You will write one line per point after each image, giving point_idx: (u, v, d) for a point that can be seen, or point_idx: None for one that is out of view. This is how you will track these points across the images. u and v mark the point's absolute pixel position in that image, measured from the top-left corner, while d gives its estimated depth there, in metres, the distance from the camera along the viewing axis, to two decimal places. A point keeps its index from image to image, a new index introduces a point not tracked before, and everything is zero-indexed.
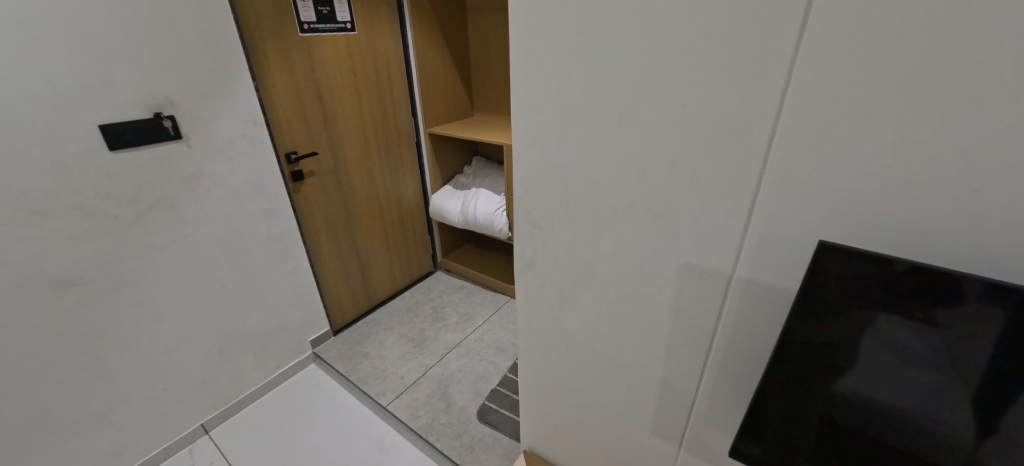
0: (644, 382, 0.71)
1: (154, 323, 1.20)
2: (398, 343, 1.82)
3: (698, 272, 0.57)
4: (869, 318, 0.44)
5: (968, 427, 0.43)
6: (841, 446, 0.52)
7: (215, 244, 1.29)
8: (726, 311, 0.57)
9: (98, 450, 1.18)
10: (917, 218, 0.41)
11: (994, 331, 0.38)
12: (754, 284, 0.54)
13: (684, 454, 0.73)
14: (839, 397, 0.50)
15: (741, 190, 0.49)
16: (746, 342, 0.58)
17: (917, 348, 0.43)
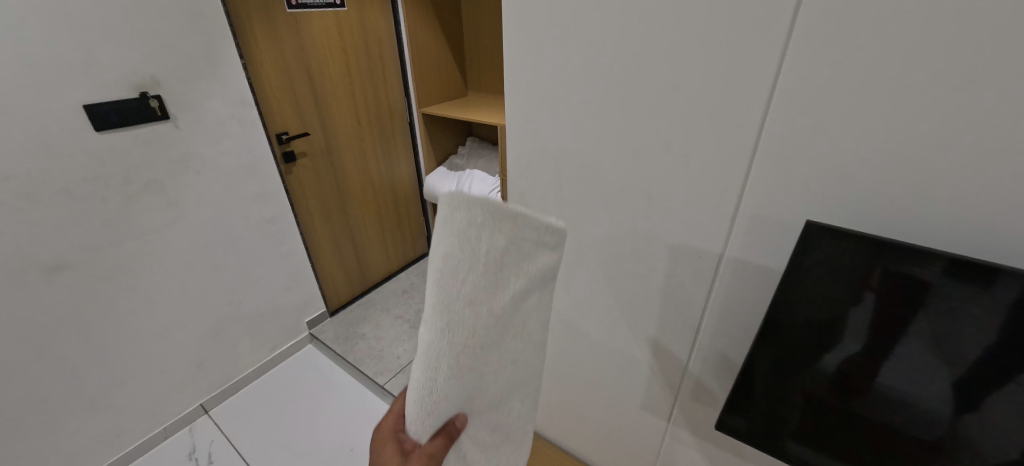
0: (635, 361, 0.73)
1: (147, 307, 1.20)
2: (394, 324, 1.84)
3: (689, 253, 0.58)
4: (858, 296, 0.45)
5: (948, 402, 0.45)
6: (825, 419, 0.54)
7: (207, 228, 1.28)
8: (715, 292, 0.58)
9: (97, 431, 1.19)
10: (908, 199, 0.42)
11: (979, 310, 0.39)
12: (743, 265, 0.54)
13: (673, 430, 0.75)
14: (825, 372, 0.51)
15: (735, 173, 0.50)
16: (735, 322, 0.59)
17: (902, 328, 0.44)
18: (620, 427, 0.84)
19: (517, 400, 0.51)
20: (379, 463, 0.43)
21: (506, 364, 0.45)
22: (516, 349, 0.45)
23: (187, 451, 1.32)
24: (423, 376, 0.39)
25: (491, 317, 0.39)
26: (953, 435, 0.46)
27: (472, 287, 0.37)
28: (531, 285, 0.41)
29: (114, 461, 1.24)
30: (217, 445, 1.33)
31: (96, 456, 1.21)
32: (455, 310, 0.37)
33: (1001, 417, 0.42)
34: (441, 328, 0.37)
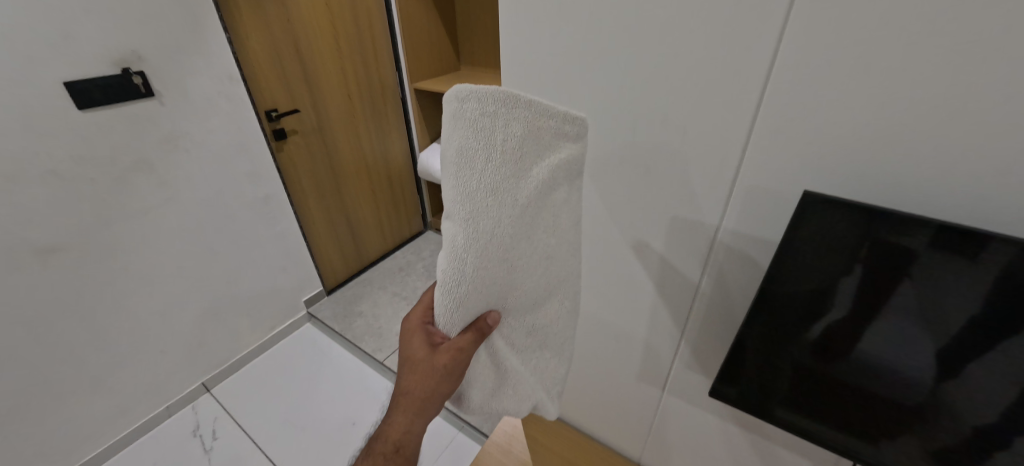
0: (631, 332, 0.74)
1: (144, 288, 1.20)
2: (392, 301, 1.85)
3: (686, 225, 0.58)
4: (850, 265, 0.46)
5: (930, 367, 0.46)
6: (812, 385, 0.56)
7: (201, 208, 1.27)
8: (711, 264, 0.59)
9: (102, 411, 1.21)
10: (906, 168, 0.42)
11: (967, 278, 0.40)
12: (740, 236, 0.55)
13: (668, 398, 0.77)
14: (815, 340, 0.52)
15: (733, 143, 0.49)
16: (730, 293, 0.60)
17: (891, 297, 0.45)
18: (618, 398, 0.86)
19: (551, 301, 0.57)
20: (415, 343, 0.52)
21: (539, 258, 0.51)
22: (547, 242, 0.51)
23: (191, 428, 1.34)
24: (453, 264, 0.44)
25: (515, 207, 0.44)
26: (934, 399, 0.48)
27: (497, 176, 0.42)
28: (553, 174, 0.46)
29: (120, 439, 1.27)
30: (221, 422, 1.35)
31: (101, 435, 1.22)
32: (479, 201, 0.42)
33: (980, 381, 0.44)
34: (469, 219, 0.42)
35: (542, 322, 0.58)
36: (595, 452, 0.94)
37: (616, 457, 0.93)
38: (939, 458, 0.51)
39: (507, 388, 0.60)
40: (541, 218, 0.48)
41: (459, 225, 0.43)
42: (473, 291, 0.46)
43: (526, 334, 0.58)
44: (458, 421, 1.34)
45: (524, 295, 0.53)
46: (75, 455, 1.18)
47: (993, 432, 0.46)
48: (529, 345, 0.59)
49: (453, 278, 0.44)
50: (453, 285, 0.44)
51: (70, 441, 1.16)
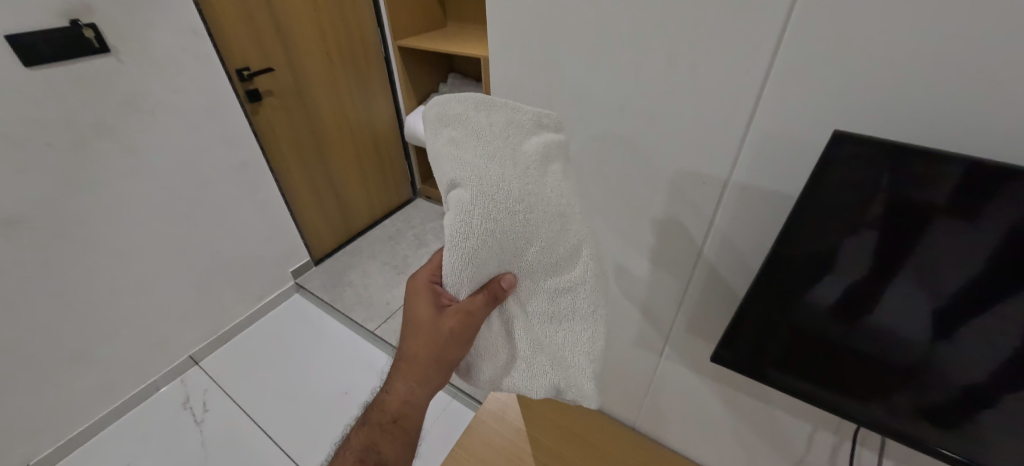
0: (628, 296, 0.72)
1: (120, 261, 1.16)
2: (382, 270, 1.84)
3: (693, 181, 0.54)
4: (859, 218, 0.43)
5: (927, 326, 0.45)
6: (807, 348, 0.54)
7: (174, 175, 1.21)
8: (715, 223, 0.56)
9: (89, 384, 1.20)
10: (926, 112, 0.38)
11: (973, 232, 0.38)
12: (753, 192, 0.51)
13: (664, 363, 0.76)
14: (814, 301, 0.50)
15: (747, 88, 0.45)
16: (734, 253, 0.57)
17: (891, 254, 0.43)
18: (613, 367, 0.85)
19: (576, 265, 0.50)
20: (419, 303, 0.53)
21: (552, 219, 0.46)
22: (559, 203, 0.47)
23: (182, 400, 1.34)
24: (457, 219, 0.43)
25: (516, 168, 0.44)
26: (928, 359, 0.46)
27: (495, 147, 0.44)
28: (548, 146, 0.48)
29: (110, 412, 1.26)
30: (212, 394, 1.35)
31: (90, 408, 1.22)
32: (477, 162, 0.43)
33: (977, 341, 0.42)
34: (468, 176, 0.43)
35: (567, 289, 0.50)
36: (587, 414, 0.94)
37: (608, 419, 0.94)
38: (929, 421, 0.50)
39: (520, 360, 0.53)
40: (546, 181, 0.47)
41: (465, 182, 0.43)
42: (482, 249, 0.44)
43: (548, 300, 0.51)
44: (452, 389, 1.35)
45: (541, 258, 0.48)
46: (64, 429, 1.18)
47: (986, 393, 0.45)
48: (550, 314, 0.51)
49: (460, 233, 0.43)
50: (460, 240, 0.43)
51: (58, 415, 1.16)
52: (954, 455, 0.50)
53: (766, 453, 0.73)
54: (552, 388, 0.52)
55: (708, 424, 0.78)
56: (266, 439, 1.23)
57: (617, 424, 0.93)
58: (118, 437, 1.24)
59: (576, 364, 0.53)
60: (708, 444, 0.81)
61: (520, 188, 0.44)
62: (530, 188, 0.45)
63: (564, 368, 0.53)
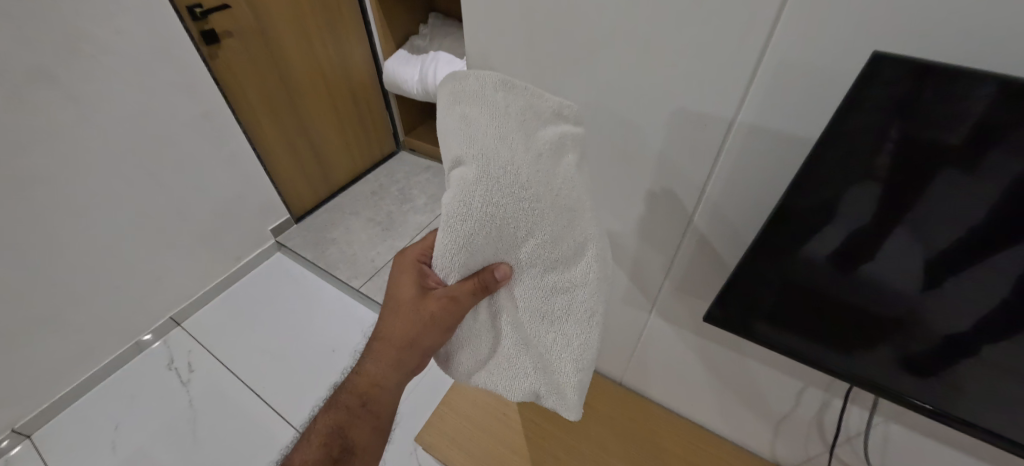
0: (620, 249, 0.68)
1: (81, 221, 1.12)
2: (366, 227, 1.81)
3: (693, 122, 0.48)
4: (867, 165, 0.38)
5: (917, 276, 0.42)
6: (796, 302, 0.52)
7: (127, 129, 1.14)
8: (719, 168, 0.51)
9: (69, 346, 1.21)
10: (929, 41, 0.34)
11: (975, 180, 0.35)
12: (762, 133, 0.45)
13: (654, 320, 0.75)
14: (809, 254, 0.47)
15: (758, 5, 0.38)
16: (739, 201, 0.52)
17: (894, 203, 0.39)
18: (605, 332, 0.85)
19: (580, 264, 0.48)
20: (403, 279, 0.56)
21: (558, 215, 0.44)
22: (567, 197, 0.45)
23: (166, 361, 1.37)
24: (454, 197, 0.41)
25: (530, 153, 0.42)
26: (915, 309, 0.45)
27: (508, 127, 0.41)
28: (565, 135, 0.45)
29: (95, 373, 1.29)
30: (198, 356, 1.38)
31: (72, 371, 1.24)
32: (485, 139, 0.41)
33: (964, 292, 0.41)
34: (473, 155, 0.41)
35: (566, 289, 0.49)
36: None
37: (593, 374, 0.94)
38: (908, 371, 0.50)
39: (505, 356, 0.54)
40: (557, 172, 0.44)
41: (473, 161, 0.40)
42: (478, 232, 0.43)
43: (544, 300, 0.50)
44: None
45: (541, 253, 0.46)
46: (47, 391, 1.21)
47: (967, 345, 0.44)
48: (545, 315, 0.51)
49: (458, 214, 0.41)
50: (457, 222, 0.42)
51: (41, 377, 1.18)
52: (929, 405, 0.50)
53: (750, 406, 0.73)
54: (532, 391, 0.54)
55: (694, 379, 0.78)
56: (255, 396, 1.27)
57: (604, 380, 0.93)
58: (104, 398, 1.29)
59: (561, 370, 0.53)
60: (693, 398, 0.82)
61: (530, 176, 0.41)
62: (538, 176, 0.42)
63: (547, 371, 0.53)
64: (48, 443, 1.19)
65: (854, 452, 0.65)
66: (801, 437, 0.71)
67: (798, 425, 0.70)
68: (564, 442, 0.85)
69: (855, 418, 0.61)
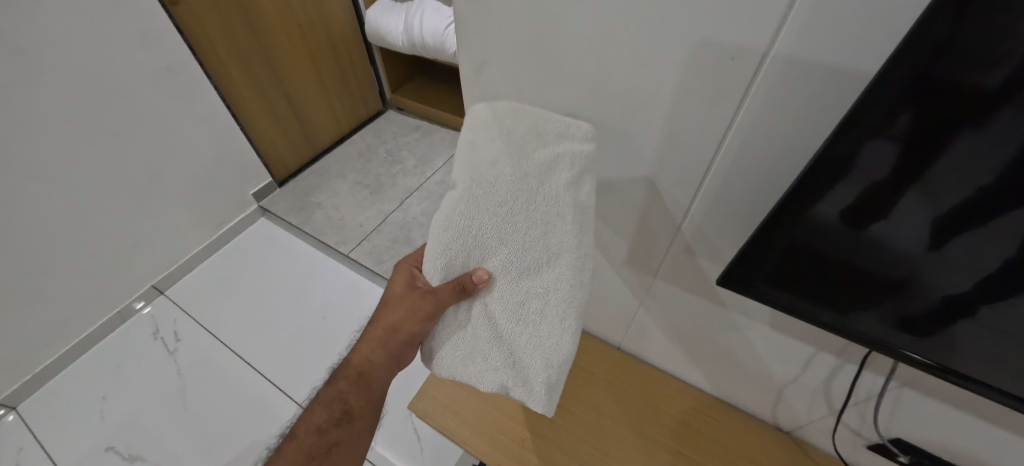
0: (622, 211, 0.61)
1: (40, 186, 1.08)
2: (354, 190, 1.77)
3: (717, 55, 0.39)
4: (906, 113, 0.31)
5: (924, 234, 0.38)
6: (797, 265, 0.47)
7: (82, 84, 1.08)
8: (745, 118, 0.42)
9: (45, 316, 1.19)
10: None
11: (1000, 139, 0.30)
12: (806, 65, 0.35)
13: (660, 284, 0.69)
14: (818, 215, 0.41)
15: None
16: (772, 158, 0.43)
17: (922, 154, 0.33)
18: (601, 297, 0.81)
19: (555, 272, 0.49)
20: (396, 282, 0.61)
21: (530, 226, 0.48)
22: (544, 211, 0.48)
23: (150, 332, 1.36)
24: (443, 212, 0.49)
25: (513, 171, 0.47)
26: (917, 268, 0.41)
27: (498, 150, 0.49)
28: (556, 155, 0.48)
29: (77, 343, 1.29)
30: (183, 325, 1.36)
31: (52, 342, 1.24)
32: (478, 165, 0.49)
33: (970, 254, 0.37)
34: (467, 179, 0.49)
35: (539, 293, 0.49)
36: None
37: (591, 339, 0.91)
38: (905, 333, 0.47)
39: (477, 350, 0.52)
40: (538, 188, 0.48)
41: (465, 182, 0.49)
42: (456, 239, 0.48)
43: (518, 302, 0.50)
44: None
45: (514, 260, 0.49)
46: (28, 363, 1.20)
47: (966, 306, 0.41)
48: (518, 315, 0.50)
49: (441, 224, 0.49)
50: (441, 231, 0.49)
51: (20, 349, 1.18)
52: (921, 358, 0.47)
53: (752, 370, 0.70)
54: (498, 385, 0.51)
55: (696, 343, 0.74)
56: (243, 364, 1.27)
57: (602, 344, 0.90)
58: (89, 369, 1.28)
59: (531, 369, 0.50)
60: (694, 362, 0.79)
61: (507, 194, 0.47)
62: (514, 194, 0.47)
63: (518, 369, 0.51)
64: (34, 414, 1.19)
65: (860, 418, 0.62)
66: (806, 403, 0.68)
67: (805, 390, 0.66)
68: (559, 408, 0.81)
69: (868, 385, 0.57)
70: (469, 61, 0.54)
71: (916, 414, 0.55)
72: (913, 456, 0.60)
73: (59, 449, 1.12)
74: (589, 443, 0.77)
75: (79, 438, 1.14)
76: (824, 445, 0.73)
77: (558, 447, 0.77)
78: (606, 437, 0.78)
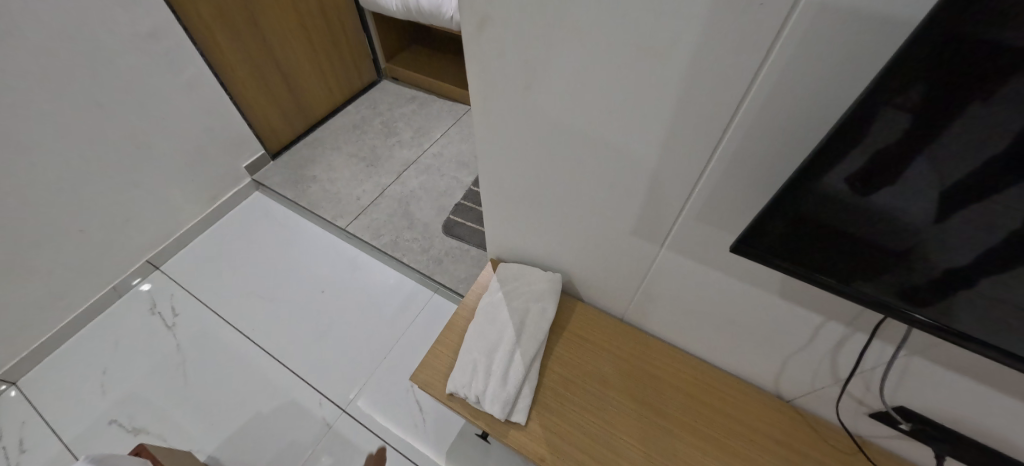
0: (633, 178, 0.59)
1: (26, 156, 1.04)
2: (350, 163, 1.74)
3: (742, 3, 0.36)
4: (933, 73, 0.29)
5: (931, 209, 0.37)
6: (803, 234, 0.46)
7: (60, 49, 1.03)
8: (766, 76, 0.40)
9: (39, 291, 1.18)
10: None
11: (1015, 111, 0.28)
12: (839, 14, 0.33)
13: (666, 253, 0.68)
14: (826, 183, 0.40)
15: None
16: (791, 121, 0.42)
17: (940, 123, 0.31)
18: (604, 268, 0.80)
19: (526, 337, 0.81)
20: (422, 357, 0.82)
21: (515, 317, 0.83)
22: (525, 313, 0.84)
23: (148, 306, 1.35)
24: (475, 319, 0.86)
25: (509, 302, 0.86)
26: (921, 243, 0.40)
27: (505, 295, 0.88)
28: (535, 282, 0.88)
29: (74, 319, 1.28)
30: (182, 298, 1.36)
31: (48, 318, 1.23)
32: (493, 301, 0.88)
33: (975, 226, 0.36)
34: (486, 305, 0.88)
35: (515, 344, 0.80)
36: (573, 306, 0.91)
37: (593, 309, 0.91)
38: (907, 305, 0.46)
39: (480, 375, 0.77)
40: (521, 306, 0.85)
41: (484, 305, 0.87)
42: (476, 332, 0.83)
43: (503, 357, 0.78)
44: (433, 284, 1.37)
45: (503, 342, 0.80)
46: (25, 339, 1.20)
47: (967, 281, 0.40)
48: (505, 353, 0.78)
49: (472, 325, 0.85)
50: (471, 330, 0.84)
51: (15, 325, 1.17)
52: (924, 318, 0.45)
53: (756, 338, 0.71)
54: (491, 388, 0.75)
55: (701, 313, 0.74)
56: (243, 338, 1.27)
57: (603, 314, 0.91)
58: (87, 344, 1.28)
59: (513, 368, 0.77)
60: (698, 331, 0.79)
61: (504, 314, 0.84)
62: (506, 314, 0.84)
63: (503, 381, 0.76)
64: (34, 389, 1.20)
65: (865, 385, 0.62)
66: (809, 371, 0.69)
67: (811, 358, 0.66)
68: (563, 376, 0.81)
69: (877, 353, 0.56)
70: (469, 16, 0.52)
71: (922, 380, 0.55)
72: (915, 423, 0.60)
73: (63, 422, 1.13)
74: (590, 410, 0.77)
75: (82, 412, 1.15)
76: (824, 413, 0.74)
77: (561, 416, 0.77)
78: (608, 406, 0.78)
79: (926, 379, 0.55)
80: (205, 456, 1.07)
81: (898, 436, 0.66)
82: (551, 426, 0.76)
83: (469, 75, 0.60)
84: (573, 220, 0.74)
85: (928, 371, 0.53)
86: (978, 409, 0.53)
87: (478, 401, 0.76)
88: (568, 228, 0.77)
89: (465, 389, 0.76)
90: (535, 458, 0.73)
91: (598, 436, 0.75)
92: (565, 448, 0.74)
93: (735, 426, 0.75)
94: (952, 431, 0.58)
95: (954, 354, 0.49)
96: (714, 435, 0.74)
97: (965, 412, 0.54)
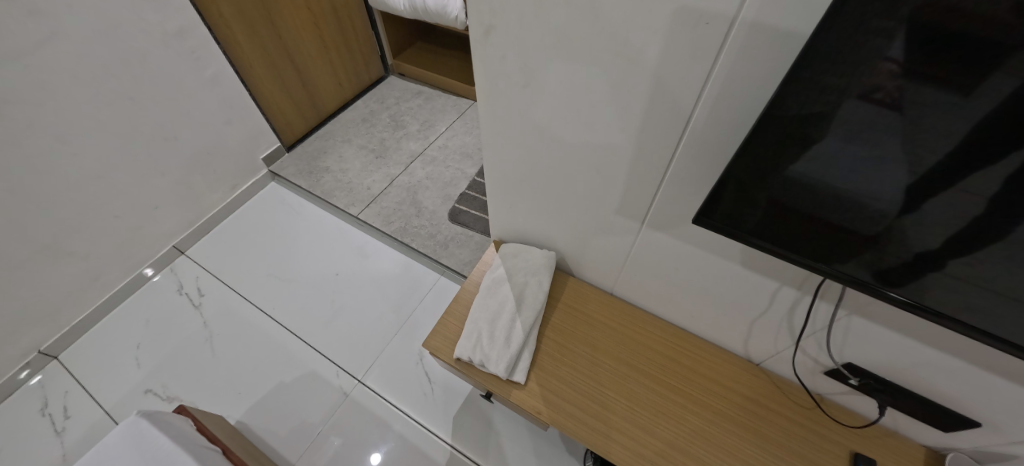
0: (613, 163, 0.65)
1: (66, 147, 1.11)
2: (359, 154, 1.80)
3: (693, 19, 0.43)
4: (864, 81, 0.35)
5: (895, 195, 0.41)
6: (779, 216, 0.51)
7: (98, 46, 1.09)
8: (716, 76, 0.46)
9: (74, 272, 1.25)
10: None
11: (948, 107, 0.33)
12: (767, 27, 0.39)
13: (646, 231, 0.74)
14: (792, 169, 0.45)
15: None
16: (735, 114, 0.48)
17: (886, 121, 0.36)
18: (598, 247, 0.86)
19: (525, 310, 0.88)
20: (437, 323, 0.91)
21: (516, 288, 0.91)
22: (525, 281, 0.92)
23: (175, 287, 1.43)
24: (484, 290, 0.92)
25: (509, 279, 0.92)
26: (891, 227, 0.44)
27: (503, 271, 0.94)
28: (534, 259, 0.95)
29: (106, 299, 1.35)
30: (201, 280, 1.44)
31: (83, 298, 1.30)
32: (498, 276, 0.94)
33: (941, 210, 0.40)
34: (492, 278, 0.94)
35: (514, 316, 0.87)
36: (567, 282, 0.98)
37: (588, 285, 0.98)
38: (884, 284, 0.50)
39: (485, 343, 0.84)
40: (520, 280, 0.92)
41: (488, 281, 0.93)
42: (484, 303, 0.90)
43: (507, 324, 0.85)
44: (440, 267, 1.44)
45: (506, 311, 0.87)
46: (65, 317, 1.28)
47: (934, 260, 0.44)
48: (508, 322, 0.86)
49: (483, 294, 0.92)
50: (482, 301, 0.91)
51: (54, 306, 1.24)
52: (902, 297, 0.49)
53: (727, 308, 0.77)
54: (499, 354, 0.82)
55: (681, 286, 0.81)
56: (264, 315, 1.35)
57: (596, 290, 0.97)
58: (121, 321, 1.36)
59: (515, 335, 0.84)
60: (681, 304, 0.85)
61: (507, 288, 0.91)
62: (510, 287, 0.91)
63: (507, 345, 0.83)
64: (74, 362, 1.28)
65: (818, 345, 0.70)
66: (772, 335, 0.75)
67: (773, 322, 0.73)
68: (560, 344, 0.88)
69: (822, 312, 0.64)
70: (476, 24, 0.58)
71: (872, 337, 0.61)
72: (863, 378, 0.67)
73: (102, 392, 1.22)
74: (584, 373, 0.84)
75: (119, 383, 1.23)
76: (791, 375, 0.80)
77: (557, 377, 0.84)
78: (604, 372, 0.84)
79: (872, 337, 0.62)
80: (234, 420, 1.16)
81: (852, 392, 0.73)
82: (548, 386, 0.83)
83: (475, 74, 0.66)
84: (567, 203, 0.80)
85: (876, 332, 0.60)
86: (921, 364, 0.60)
87: (484, 364, 0.83)
88: (564, 212, 0.83)
89: (471, 354, 0.83)
90: (531, 411, 0.80)
91: (596, 397, 0.81)
92: (560, 404, 0.80)
93: (723, 392, 0.81)
94: (904, 389, 0.64)
95: (902, 318, 0.56)
96: (702, 397, 0.81)
97: (913, 369, 0.61)
